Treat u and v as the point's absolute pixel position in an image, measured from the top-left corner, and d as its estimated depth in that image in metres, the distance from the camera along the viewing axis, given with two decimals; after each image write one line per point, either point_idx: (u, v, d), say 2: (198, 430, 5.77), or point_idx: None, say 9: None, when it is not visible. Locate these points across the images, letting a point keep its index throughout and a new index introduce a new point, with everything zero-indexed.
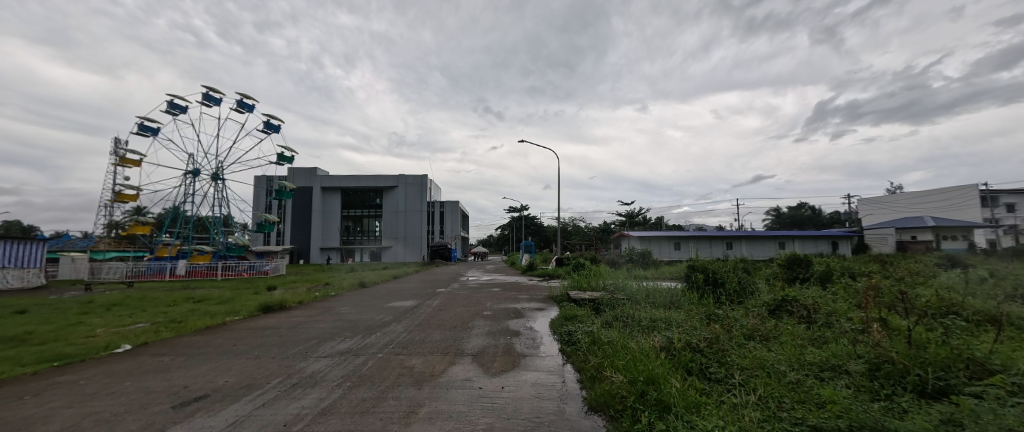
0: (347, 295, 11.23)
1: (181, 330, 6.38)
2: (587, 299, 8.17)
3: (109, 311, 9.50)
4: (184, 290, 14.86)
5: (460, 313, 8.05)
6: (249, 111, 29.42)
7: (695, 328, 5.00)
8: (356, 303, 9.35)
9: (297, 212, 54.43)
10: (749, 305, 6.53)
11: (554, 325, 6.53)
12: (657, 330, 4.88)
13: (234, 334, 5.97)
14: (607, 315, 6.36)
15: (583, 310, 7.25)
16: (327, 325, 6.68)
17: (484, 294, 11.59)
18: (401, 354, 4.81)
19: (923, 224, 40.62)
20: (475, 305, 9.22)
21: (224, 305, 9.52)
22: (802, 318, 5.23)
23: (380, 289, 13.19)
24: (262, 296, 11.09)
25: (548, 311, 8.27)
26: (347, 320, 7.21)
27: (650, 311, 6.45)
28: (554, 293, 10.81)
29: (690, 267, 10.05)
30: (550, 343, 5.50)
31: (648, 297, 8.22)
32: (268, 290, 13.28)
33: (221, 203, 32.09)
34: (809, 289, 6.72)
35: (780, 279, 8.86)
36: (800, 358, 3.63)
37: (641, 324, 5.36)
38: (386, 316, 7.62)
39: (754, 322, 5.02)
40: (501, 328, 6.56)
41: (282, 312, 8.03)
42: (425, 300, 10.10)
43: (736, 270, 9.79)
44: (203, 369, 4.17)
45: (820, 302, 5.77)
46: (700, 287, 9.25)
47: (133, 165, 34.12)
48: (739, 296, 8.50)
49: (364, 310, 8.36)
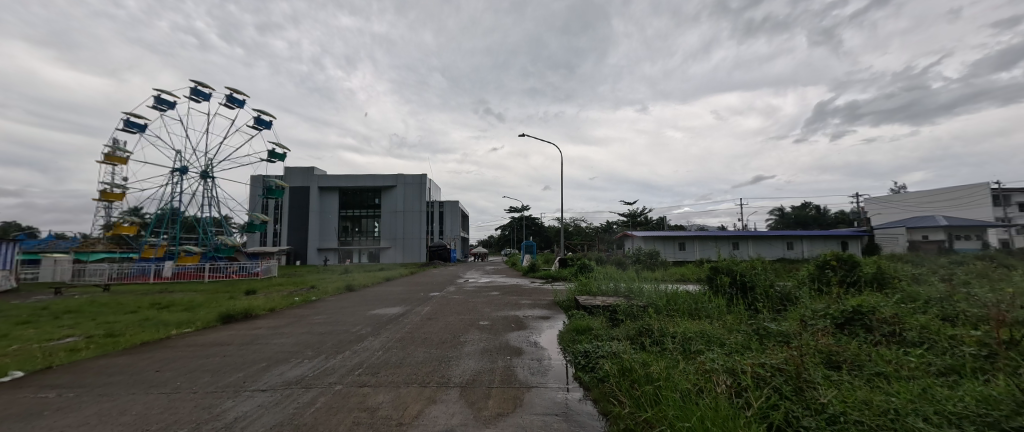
0: (330, 301, 10.08)
1: (108, 348, 5.23)
2: (599, 306, 7.03)
3: (55, 320, 8.30)
4: (157, 294, 13.61)
5: (451, 322, 6.90)
6: (239, 106, 28.41)
7: (753, 351, 3.84)
8: (334, 311, 8.19)
9: (293, 212, 53.16)
10: (799, 316, 5.43)
11: (564, 341, 5.35)
12: (703, 354, 3.71)
13: (168, 354, 4.77)
14: (629, 331, 5.23)
15: (597, 321, 6.13)
16: (291, 340, 5.55)
17: (482, 299, 10.41)
18: (367, 386, 3.64)
19: (936, 224, 39.47)
20: (470, 312, 8.06)
21: (186, 313, 8.28)
22: (887, 336, 4.04)
23: (368, 293, 11.98)
24: (234, 302, 9.86)
25: (556, 321, 7.11)
26: (316, 333, 6.04)
27: (684, 325, 5.27)
28: (559, 298, 9.73)
29: (712, 270, 8.94)
30: (562, 367, 4.31)
31: (670, 304, 7.10)
32: (245, 294, 12.07)
33: (211, 202, 30.92)
34: (873, 296, 5.50)
35: (822, 282, 7.68)
36: (941, 406, 2.45)
37: (679, 346, 4.20)
38: (364, 327, 6.44)
39: (829, 343, 3.86)
40: (499, 344, 5.39)
41: (245, 322, 6.89)
42: (416, 306, 8.95)
43: (765, 272, 8.66)
44: (81, 417, 2.97)
45: (898, 313, 4.61)
46: (726, 293, 8.16)
47: (119, 163, 32.87)
48: (774, 303, 7.41)
49: (341, 320, 7.22)
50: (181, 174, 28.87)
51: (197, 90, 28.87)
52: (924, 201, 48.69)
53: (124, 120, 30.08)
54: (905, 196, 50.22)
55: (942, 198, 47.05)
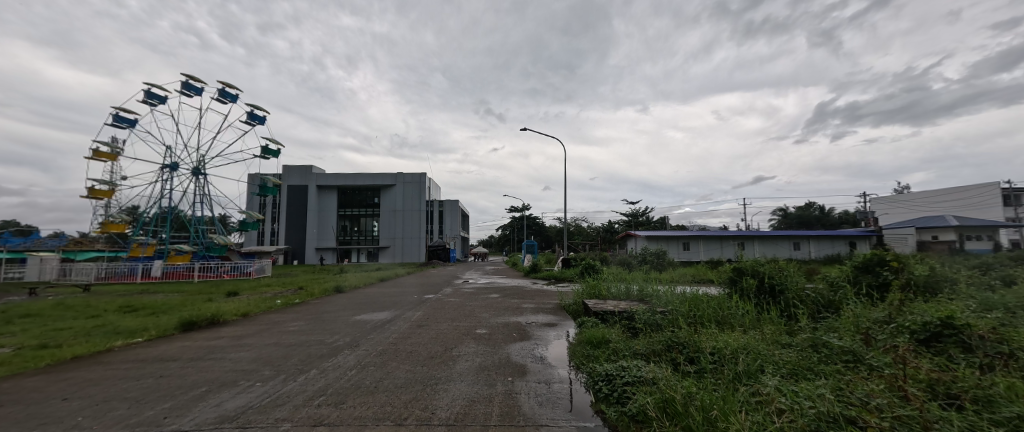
0: (315, 304, 9.21)
1: (28, 363, 4.34)
2: (613, 312, 6.16)
3: (3, 325, 7.46)
4: (134, 296, 12.77)
5: (443, 331, 6.01)
6: (232, 101, 27.55)
7: (837, 382, 2.90)
8: (313, 317, 7.27)
9: (291, 211, 52.20)
10: (856, 330, 4.57)
11: (575, 357, 4.45)
12: (773, 389, 2.77)
13: (89, 375, 3.86)
14: (655, 347, 4.30)
15: (614, 331, 5.26)
16: (250, 353, 4.65)
17: (481, 302, 9.56)
18: (323, 424, 2.75)
19: (946, 224, 38.43)
20: (466, 319, 7.16)
21: (147, 319, 7.37)
22: (1002, 358, 3.09)
23: (358, 295, 11.10)
24: (208, 306, 9.02)
25: (563, 329, 6.23)
26: (286, 344, 5.16)
27: (723, 340, 4.34)
28: (565, 302, 8.83)
29: (735, 270, 8.12)
30: (576, 395, 3.41)
31: (693, 310, 6.20)
32: (227, 296, 11.26)
33: (203, 199, 29.97)
34: (948, 303, 4.54)
35: (864, 288, 6.73)
36: None
37: (731, 376, 3.26)
38: (343, 338, 5.54)
39: (934, 371, 2.92)
40: (499, 359, 4.52)
41: (208, 330, 6.03)
42: (406, 311, 8.02)
43: (794, 274, 7.83)
44: None
45: (997, 326, 3.66)
46: (754, 297, 7.32)
47: (107, 159, 31.95)
48: (812, 312, 6.54)
49: (320, 327, 6.33)
50: (172, 170, 28.03)
51: (188, 84, 28.03)
52: (932, 201, 47.74)
53: (114, 115, 29.19)
54: (914, 196, 49.15)
55: (952, 198, 46.05)
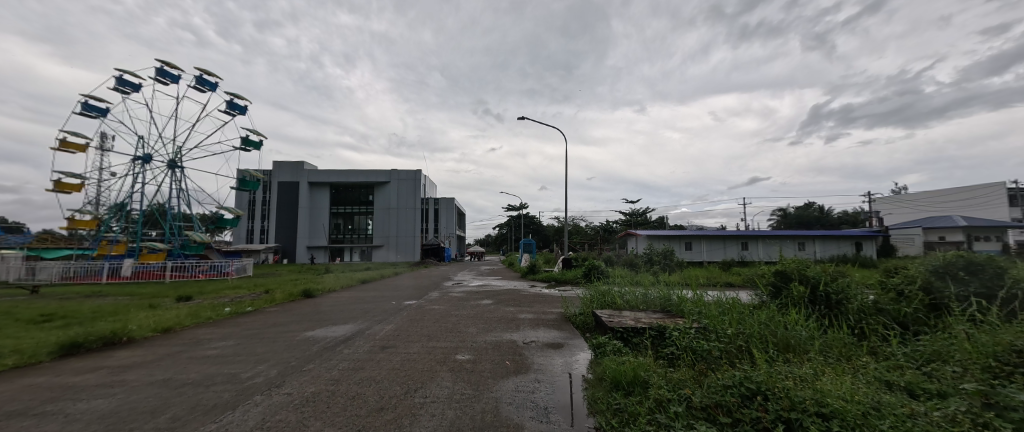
0: (268, 313, 7.61)
1: None
2: (639, 330, 4.67)
3: None
4: (77, 300, 11.07)
5: (411, 358, 4.43)
6: (210, 88, 25.87)
7: None
8: (251, 334, 5.66)
9: (280, 208, 50.26)
10: (1010, 373, 3.11)
11: (599, 412, 2.95)
12: None
13: None
14: (722, 399, 2.81)
15: (650, 362, 3.73)
16: (109, 403, 3.08)
17: (470, 311, 8.00)
18: None
19: (954, 224, 37.14)
20: (448, 336, 5.62)
21: (41, 335, 5.76)
22: None
23: (326, 301, 9.52)
24: (143, 315, 7.46)
25: (571, 354, 4.72)
26: (175, 383, 3.55)
27: (835, 390, 2.80)
28: (570, 312, 7.32)
29: (779, 276, 6.64)
30: None
31: (741, 326, 4.73)
32: (175, 301, 9.60)
33: (178, 193, 28.18)
34: None
35: (962, 299, 5.11)
36: None
37: None
38: (270, 370, 3.95)
39: None
40: (482, 413, 2.97)
41: (92, 356, 4.43)
42: (373, 325, 6.47)
43: (852, 279, 6.37)
44: None
45: None
46: (806, 309, 5.85)
47: (76, 150, 29.92)
48: (894, 333, 5.07)
49: (251, 350, 4.77)
50: (143, 162, 26.25)
51: (163, 71, 26.31)
52: (935, 201, 46.64)
53: (85, 103, 27.52)
54: (918, 196, 48.00)
55: (958, 198, 44.92)
